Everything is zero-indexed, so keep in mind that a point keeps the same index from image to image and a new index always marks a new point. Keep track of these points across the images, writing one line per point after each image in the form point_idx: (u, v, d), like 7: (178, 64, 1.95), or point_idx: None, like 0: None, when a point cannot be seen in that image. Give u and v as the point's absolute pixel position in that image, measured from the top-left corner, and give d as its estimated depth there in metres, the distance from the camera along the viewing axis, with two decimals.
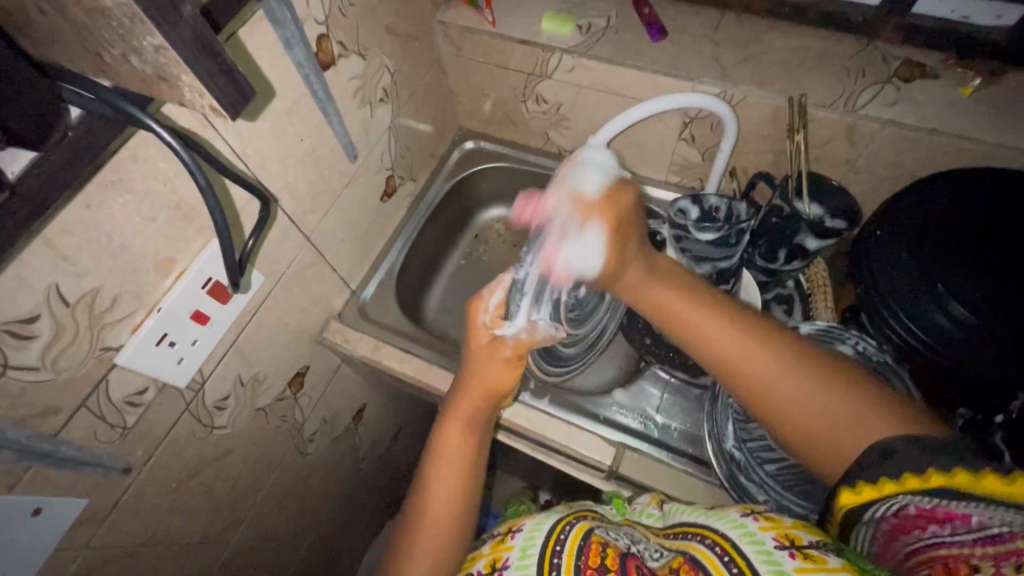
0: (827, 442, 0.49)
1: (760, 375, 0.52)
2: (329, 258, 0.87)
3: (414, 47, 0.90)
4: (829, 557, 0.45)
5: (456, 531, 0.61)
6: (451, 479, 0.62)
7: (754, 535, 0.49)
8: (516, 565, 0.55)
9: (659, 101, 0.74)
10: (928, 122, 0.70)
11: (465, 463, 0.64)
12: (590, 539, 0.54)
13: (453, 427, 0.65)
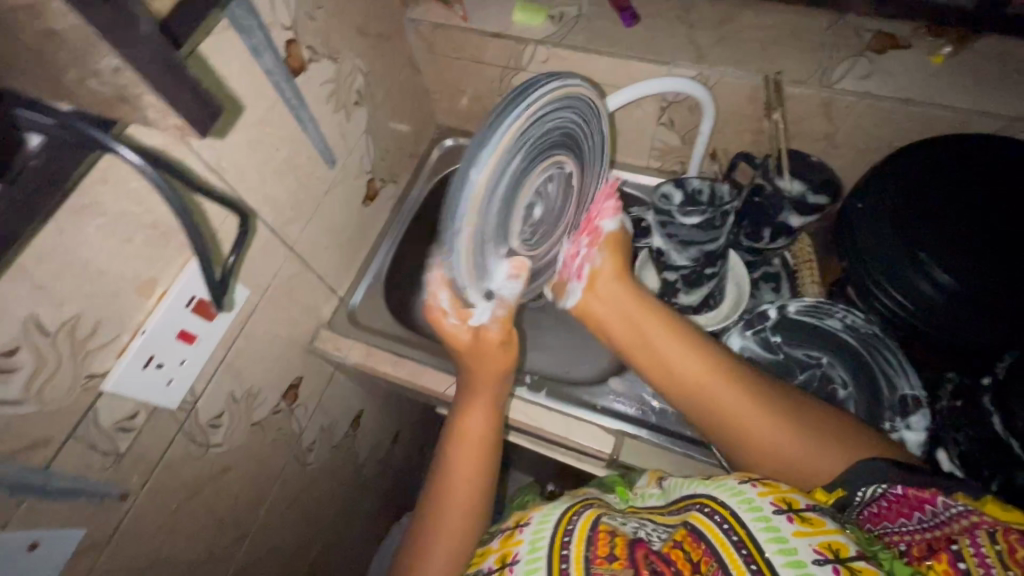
0: (796, 465, 0.55)
1: (732, 408, 0.58)
2: (314, 266, 0.86)
3: (386, 47, 0.88)
4: (824, 518, 0.47)
5: (470, 527, 0.64)
6: (467, 474, 0.66)
7: (752, 500, 0.49)
8: (527, 560, 0.54)
9: (637, 88, 0.74)
10: (903, 92, 0.70)
11: (480, 459, 0.67)
12: (598, 528, 0.54)
13: (470, 420, 0.70)
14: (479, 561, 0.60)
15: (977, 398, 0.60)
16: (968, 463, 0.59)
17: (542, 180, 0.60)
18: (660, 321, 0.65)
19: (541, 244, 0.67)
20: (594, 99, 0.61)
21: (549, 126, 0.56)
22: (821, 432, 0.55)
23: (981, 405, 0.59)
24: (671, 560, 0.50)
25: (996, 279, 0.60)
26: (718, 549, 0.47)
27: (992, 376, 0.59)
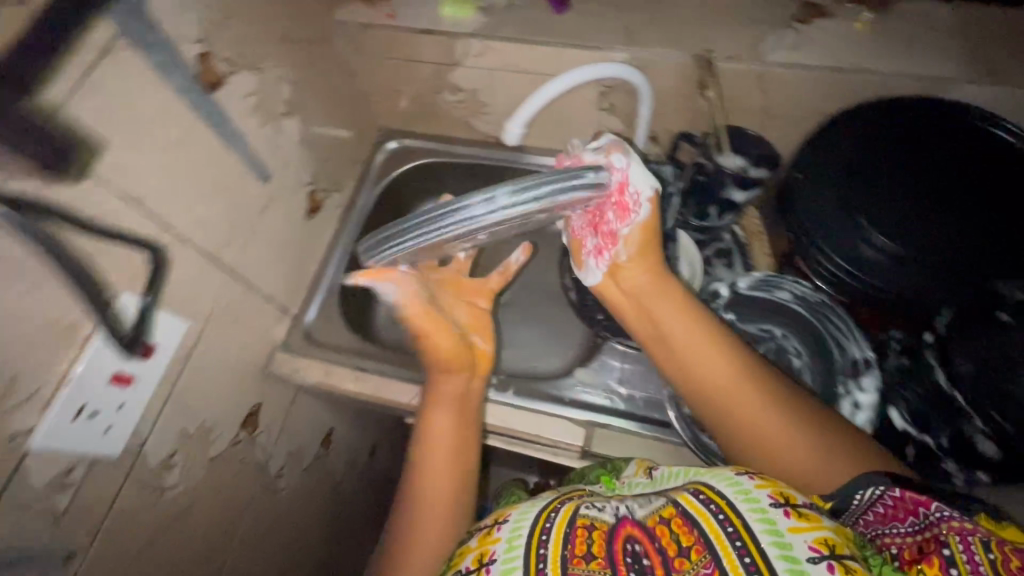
0: (789, 466, 0.54)
1: (732, 398, 0.58)
2: (260, 288, 0.82)
3: (311, 53, 0.85)
4: (822, 515, 0.45)
5: (450, 524, 0.65)
6: (440, 471, 0.66)
7: (749, 492, 0.47)
8: (502, 561, 0.49)
9: (573, 74, 0.70)
10: (830, 60, 0.71)
11: (445, 454, 0.68)
12: (577, 523, 0.50)
13: (436, 416, 0.70)
14: (457, 562, 0.53)
15: (924, 354, 0.67)
16: (918, 413, 0.65)
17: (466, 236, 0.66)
18: (673, 308, 0.64)
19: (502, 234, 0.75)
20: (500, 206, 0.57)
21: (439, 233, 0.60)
22: (830, 441, 0.54)
23: (925, 360, 0.67)
24: (656, 537, 0.47)
25: (932, 235, 0.62)
26: (711, 538, 0.45)
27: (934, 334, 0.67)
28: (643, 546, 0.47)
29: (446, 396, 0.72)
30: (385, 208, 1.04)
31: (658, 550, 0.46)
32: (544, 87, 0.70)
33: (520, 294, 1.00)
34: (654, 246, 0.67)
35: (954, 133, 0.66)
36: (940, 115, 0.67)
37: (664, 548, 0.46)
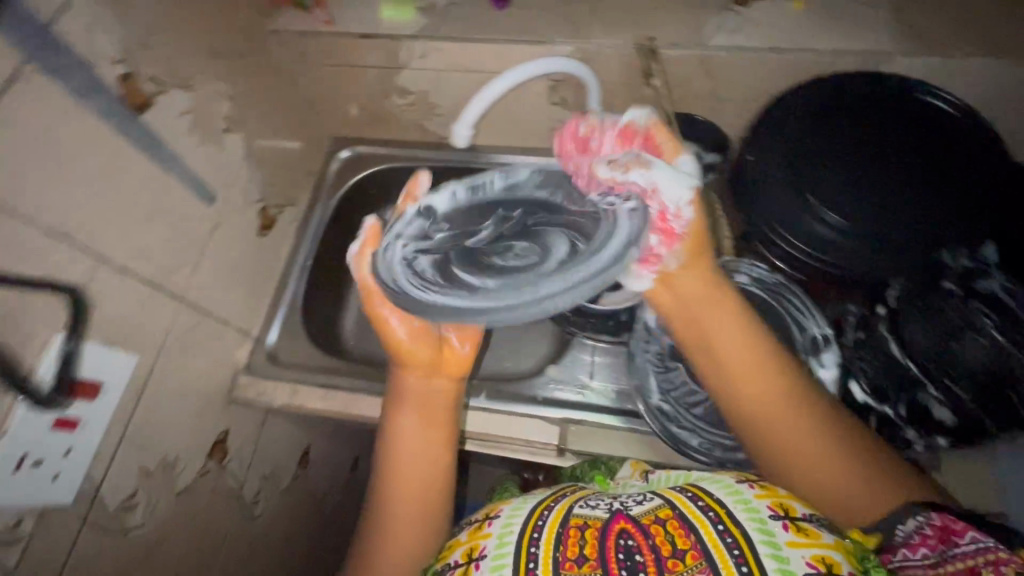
0: (827, 492, 0.53)
1: (774, 417, 0.56)
2: (215, 312, 0.80)
3: (248, 64, 0.82)
4: (821, 532, 0.46)
5: (423, 524, 0.63)
6: (411, 471, 0.64)
7: (749, 502, 0.48)
8: (493, 557, 0.49)
9: (520, 70, 0.69)
10: (769, 41, 0.72)
11: (410, 454, 0.65)
12: (569, 524, 0.49)
13: (400, 415, 0.67)
14: (447, 556, 0.54)
15: (875, 325, 0.63)
16: (877, 388, 0.62)
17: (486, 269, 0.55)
18: (725, 320, 0.59)
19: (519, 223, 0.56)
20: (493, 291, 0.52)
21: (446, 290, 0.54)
22: (871, 468, 0.53)
23: (878, 333, 0.62)
24: (651, 535, 0.47)
25: (879, 209, 0.63)
26: (707, 543, 0.45)
27: (885, 304, 0.62)
28: (636, 542, 0.46)
29: (408, 391, 0.68)
30: (343, 219, 1.02)
31: (652, 548, 0.46)
32: (490, 83, 0.69)
33: None
34: (705, 253, 0.61)
35: (891, 104, 0.67)
36: (877, 87, 0.68)
37: (658, 547, 0.46)
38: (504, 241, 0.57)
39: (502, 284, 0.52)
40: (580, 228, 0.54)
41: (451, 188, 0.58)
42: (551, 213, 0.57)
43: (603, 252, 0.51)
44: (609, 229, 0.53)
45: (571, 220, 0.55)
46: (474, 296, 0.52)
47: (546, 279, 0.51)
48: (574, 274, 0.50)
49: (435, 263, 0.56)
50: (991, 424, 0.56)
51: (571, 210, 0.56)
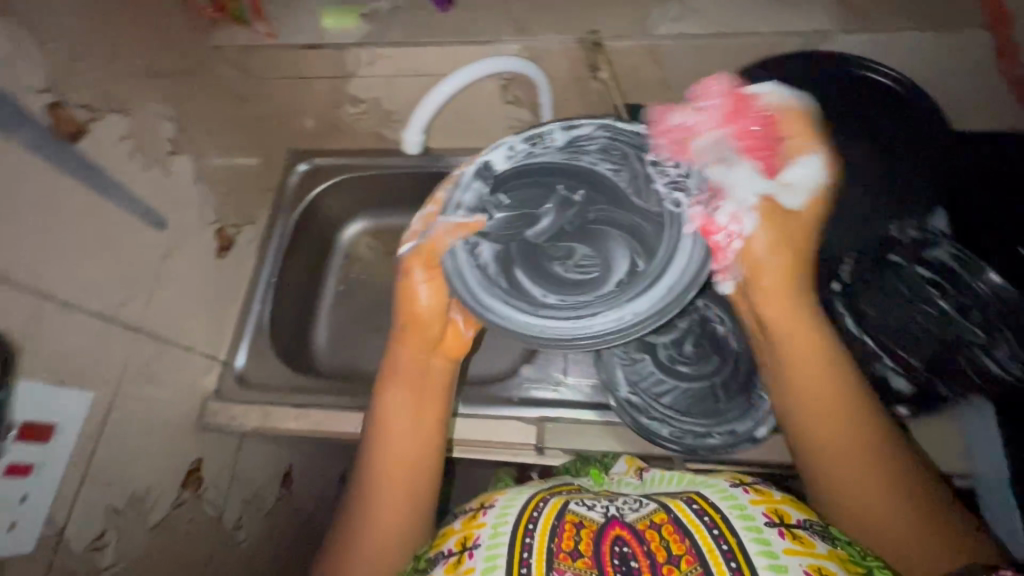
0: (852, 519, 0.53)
1: (837, 434, 0.55)
2: (178, 338, 0.78)
3: (192, 84, 0.80)
4: (815, 541, 0.46)
5: (401, 513, 0.60)
6: (393, 454, 0.62)
7: (744, 508, 0.48)
8: (487, 545, 0.48)
9: (474, 68, 0.68)
10: (712, 27, 0.73)
11: (397, 438, 0.62)
12: (564, 516, 0.48)
13: (387, 394, 0.64)
14: (441, 543, 0.54)
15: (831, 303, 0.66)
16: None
17: (558, 266, 0.62)
18: (805, 337, 0.56)
19: (595, 233, 0.62)
20: (563, 307, 0.59)
21: (517, 294, 0.60)
22: (929, 517, 0.52)
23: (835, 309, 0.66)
24: (646, 541, 0.46)
25: None
26: (703, 550, 0.45)
27: (838, 282, 0.65)
28: (631, 548, 0.46)
29: (396, 369, 0.65)
30: (306, 232, 1.00)
31: (648, 556, 0.45)
32: (440, 85, 0.68)
33: None
34: (789, 279, 0.57)
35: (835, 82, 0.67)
36: (821, 63, 0.68)
37: (654, 553, 0.45)
38: (569, 243, 0.63)
39: (566, 321, 0.58)
40: (642, 241, 0.60)
41: (510, 141, 0.65)
42: (612, 204, 0.63)
43: (661, 283, 0.57)
44: (670, 253, 0.58)
45: (631, 221, 0.61)
46: (538, 310, 0.59)
47: (598, 311, 0.58)
48: (630, 308, 0.56)
49: (495, 252, 0.63)
50: (939, 388, 0.62)
51: (631, 202, 0.62)
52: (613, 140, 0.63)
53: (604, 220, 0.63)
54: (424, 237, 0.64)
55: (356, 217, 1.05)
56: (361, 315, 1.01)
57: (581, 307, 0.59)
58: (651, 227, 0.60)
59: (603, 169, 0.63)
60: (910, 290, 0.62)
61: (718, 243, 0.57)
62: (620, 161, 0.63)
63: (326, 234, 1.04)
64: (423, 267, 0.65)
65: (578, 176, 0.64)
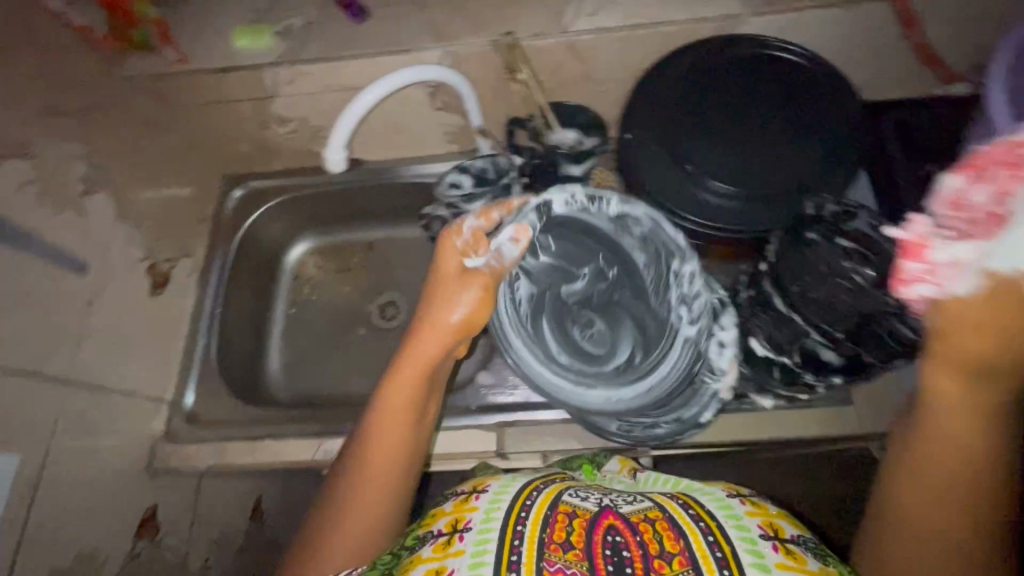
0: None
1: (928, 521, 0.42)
2: (112, 385, 0.76)
3: (103, 120, 0.78)
4: (808, 559, 0.45)
5: (379, 525, 0.56)
6: (387, 456, 0.57)
7: (740, 519, 0.47)
8: (478, 529, 0.47)
9: (393, 77, 0.67)
10: (630, 18, 0.72)
11: (397, 442, 0.58)
12: (557, 508, 0.48)
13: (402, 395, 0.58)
14: (431, 522, 0.52)
15: (760, 283, 0.61)
16: (774, 342, 0.63)
17: (580, 333, 0.68)
18: (971, 420, 0.39)
19: (615, 313, 0.69)
20: (570, 376, 0.64)
21: (537, 346, 0.65)
22: None
23: (764, 291, 0.61)
24: (639, 532, 0.45)
25: (755, 168, 0.66)
26: (696, 552, 0.43)
27: (764, 261, 0.60)
28: (623, 537, 0.45)
29: (417, 369, 0.59)
30: (250, 259, 0.97)
31: (639, 544, 0.44)
32: (362, 94, 0.67)
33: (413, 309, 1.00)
34: (986, 377, 0.37)
35: (745, 62, 0.70)
36: (728, 47, 0.71)
37: (645, 543, 0.44)
38: (591, 313, 0.70)
39: (570, 386, 0.63)
40: (646, 338, 0.66)
41: (573, 190, 0.65)
42: (636, 296, 0.68)
43: (649, 381, 0.63)
44: (664, 357, 0.64)
45: (644, 319, 0.67)
46: (548, 365, 0.64)
47: (593, 384, 0.64)
48: (620, 392, 0.63)
49: (529, 295, 0.68)
50: (868, 355, 0.59)
51: (649, 300, 0.67)
52: (655, 234, 0.64)
53: (620, 299, 0.69)
54: (495, 259, 0.62)
55: (300, 238, 1.03)
56: (315, 338, 0.99)
57: (584, 377, 0.64)
58: (655, 329, 0.66)
59: (638, 258, 0.66)
60: (831, 264, 0.58)
61: (924, 267, 0.37)
62: (653, 257, 0.66)
63: (270, 258, 1.01)
64: (484, 287, 0.61)
65: (616, 256, 0.68)
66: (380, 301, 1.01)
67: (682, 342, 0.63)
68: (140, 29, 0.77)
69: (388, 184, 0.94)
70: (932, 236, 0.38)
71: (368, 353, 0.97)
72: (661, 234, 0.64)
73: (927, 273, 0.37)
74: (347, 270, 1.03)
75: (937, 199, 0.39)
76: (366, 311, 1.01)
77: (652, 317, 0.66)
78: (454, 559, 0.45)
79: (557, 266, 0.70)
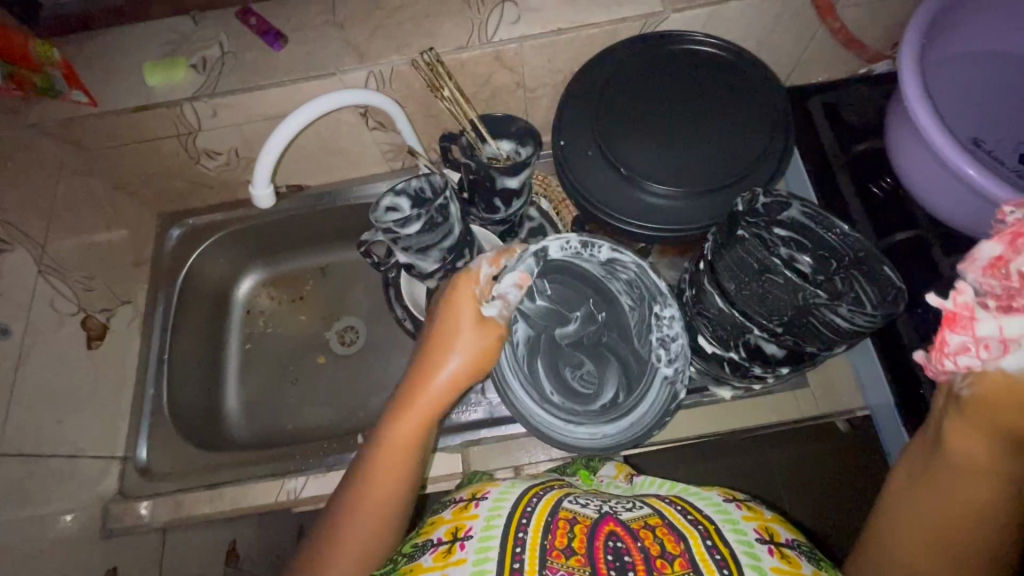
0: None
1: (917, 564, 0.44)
2: (54, 449, 0.73)
3: (10, 171, 0.72)
4: (802, 561, 0.45)
5: (383, 534, 0.52)
6: (392, 478, 0.52)
7: (737, 522, 0.47)
8: (480, 538, 0.46)
9: (316, 103, 0.64)
10: (552, 23, 0.71)
11: (405, 464, 0.53)
12: (558, 514, 0.48)
13: (411, 420, 0.53)
14: (429, 530, 0.51)
15: (701, 280, 0.61)
16: (718, 338, 0.63)
17: (573, 375, 0.68)
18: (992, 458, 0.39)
19: (605, 357, 0.69)
20: (559, 415, 0.64)
21: (532, 384, 0.65)
22: None
23: (704, 290, 0.60)
24: (639, 538, 0.45)
25: (692, 165, 0.67)
26: (696, 556, 0.43)
27: (703, 260, 0.60)
28: (625, 543, 0.45)
29: (429, 395, 0.54)
30: (195, 299, 0.93)
31: (641, 550, 0.44)
32: (285, 122, 0.64)
33: (373, 333, 0.97)
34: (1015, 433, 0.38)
35: (665, 61, 0.70)
36: (645, 48, 0.71)
37: (646, 548, 0.44)
38: (581, 353, 0.70)
39: (556, 422, 0.64)
40: (629, 377, 0.67)
41: (567, 235, 0.64)
42: (623, 338, 0.69)
43: (633, 417, 0.64)
44: (644, 396, 0.64)
45: (627, 358, 0.67)
46: (541, 403, 0.64)
47: (581, 421, 0.64)
48: (605, 429, 0.63)
49: (525, 336, 0.69)
50: (808, 345, 0.58)
51: (634, 342, 0.67)
52: (642, 278, 0.65)
53: (608, 338, 0.70)
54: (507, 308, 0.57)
55: (246, 272, 1.00)
56: (273, 372, 0.96)
57: (572, 416, 0.65)
58: (638, 369, 0.67)
59: (625, 302, 0.68)
60: (760, 258, 0.57)
61: (981, 334, 0.37)
62: (638, 302, 0.67)
63: (217, 294, 0.98)
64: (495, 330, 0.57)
65: (606, 301, 0.69)
66: (337, 327, 0.98)
67: (669, 380, 0.64)
68: (44, 73, 0.72)
69: (333, 207, 0.94)
70: (977, 305, 0.38)
71: (330, 381, 0.95)
72: (646, 279, 0.65)
73: (971, 345, 0.37)
74: (300, 299, 1.00)
75: (974, 269, 0.39)
76: (325, 339, 0.98)
77: (638, 356, 0.67)
78: (456, 567, 0.44)
79: (548, 309, 0.70)
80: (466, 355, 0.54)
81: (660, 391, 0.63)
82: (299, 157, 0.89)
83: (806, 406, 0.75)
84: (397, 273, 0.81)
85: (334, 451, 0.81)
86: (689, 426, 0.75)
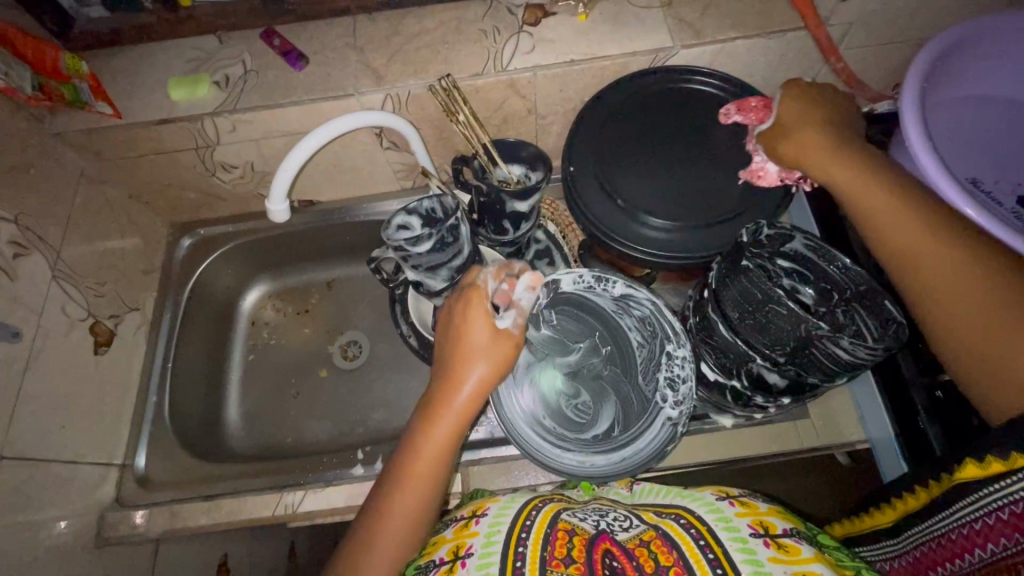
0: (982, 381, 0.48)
1: (955, 305, 0.50)
2: (57, 454, 0.73)
3: (32, 179, 0.74)
4: (800, 547, 0.45)
5: (414, 540, 0.52)
6: (419, 486, 0.52)
7: (730, 520, 0.47)
8: (480, 555, 0.46)
9: (335, 124, 0.66)
10: (566, 54, 0.73)
11: (437, 474, 0.53)
12: (557, 526, 0.48)
13: (444, 423, 0.53)
14: (432, 551, 0.51)
15: (705, 308, 0.63)
16: (723, 366, 0.65)
17: (571, 405, 0.68)
18: (823, 153, 0.58)
19: (609, 394, 0.69)
20: (548, 438, 0.65)
21: (523, 407, 0.66)
22: (982, 278, 0.49)
23: (708, 317, 0.62)
24: (635, 557, 0.45)
25: (689, 200, 0.69)
26: (689, 560, 0.44)
27: (708, 287, 0.62)
28: (620, 563, 0.44)
29: (460, 399, 0.53)
30: (200, 310, 0.94)
31: (636, 569, 0.44)
32: (305, 140, 0.66)
33: (377, 348, 0.98)
34: (802, 141, 0.59)
35: (668, 97, 0.73)
36: (651, 83, 0.73)
37: (642, 565, 0.44)
38: (578, 384, 0.70)
39: (543, 447, 0.64)
40: (626, 414, 0.66)
41: (580, 270, 0.68)
42: (626, 375, 0.69)
43: (626, 449, 0.63)
44: (642, 432, 0.64)
45: (628, 395, 0.67)
46: (531, 425, 0.65)
47: (571, 447, 0.64)
48: (593, 458, 0.63)
49: (528, 359, 0.69)
50: (810, 375, 0.59)
51: (638, 380, 0.67)
52: (656, 316, 0.66)
53: (609, 374, 0.70)
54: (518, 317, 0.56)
55: (254, 283, 1.01)
56: (274, 383, 0.96)
57: (560, 439, 0.65)
58: (637, 408, 0.66)
59: (635, 339, 0.68)
60: (763, 289, 0.55)
61: (752, 166, 0.66)
62: (648, 338, 0.67)
63: (224, 304, 0.99)
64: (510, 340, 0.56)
65: (611, 335, 0.69)
66: (341, 341, 0.99)
67: (663, 420, 0.64)
68: (71, 84, 0.73)
69: (343, 224, 0.96)
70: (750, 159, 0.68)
71: (329, 395, 0.95)
72: (661, 319, 0.66)
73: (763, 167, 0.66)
74: (306, 311, 1.01)
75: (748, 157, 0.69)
76: (327, 353, 0.98)
77: (638, 394, 0.67)
78: None
79: (557, 338, 0.70)
80: (492, 359, 0.54)
81: (661, 432, 0.63)
82: (313, 174, 0.91)
83: (807, 439, 0.76)
84: (405, 288, 0.83)
85: (332, 466, 0.81)
86: (687, 455, 0.76)
